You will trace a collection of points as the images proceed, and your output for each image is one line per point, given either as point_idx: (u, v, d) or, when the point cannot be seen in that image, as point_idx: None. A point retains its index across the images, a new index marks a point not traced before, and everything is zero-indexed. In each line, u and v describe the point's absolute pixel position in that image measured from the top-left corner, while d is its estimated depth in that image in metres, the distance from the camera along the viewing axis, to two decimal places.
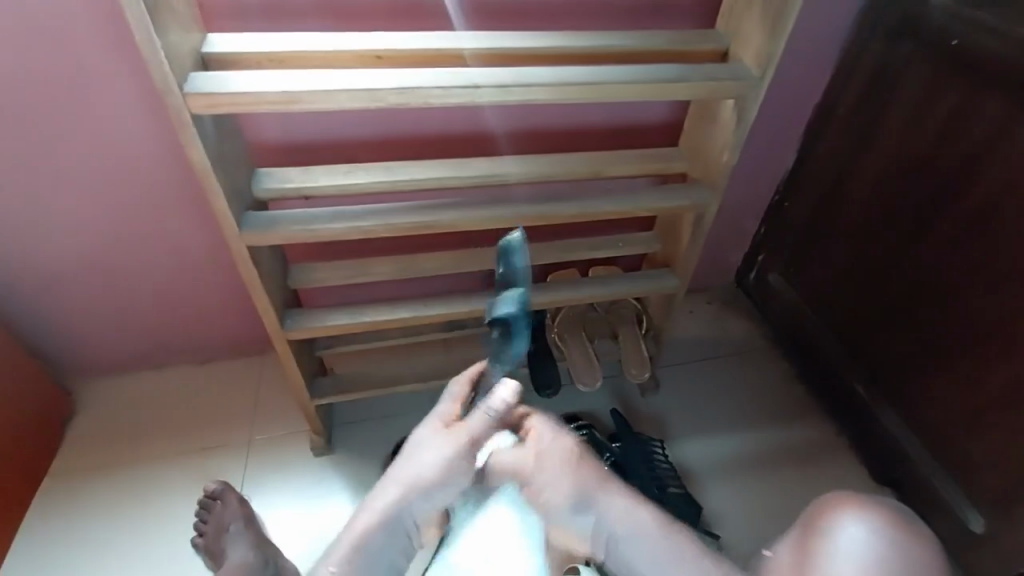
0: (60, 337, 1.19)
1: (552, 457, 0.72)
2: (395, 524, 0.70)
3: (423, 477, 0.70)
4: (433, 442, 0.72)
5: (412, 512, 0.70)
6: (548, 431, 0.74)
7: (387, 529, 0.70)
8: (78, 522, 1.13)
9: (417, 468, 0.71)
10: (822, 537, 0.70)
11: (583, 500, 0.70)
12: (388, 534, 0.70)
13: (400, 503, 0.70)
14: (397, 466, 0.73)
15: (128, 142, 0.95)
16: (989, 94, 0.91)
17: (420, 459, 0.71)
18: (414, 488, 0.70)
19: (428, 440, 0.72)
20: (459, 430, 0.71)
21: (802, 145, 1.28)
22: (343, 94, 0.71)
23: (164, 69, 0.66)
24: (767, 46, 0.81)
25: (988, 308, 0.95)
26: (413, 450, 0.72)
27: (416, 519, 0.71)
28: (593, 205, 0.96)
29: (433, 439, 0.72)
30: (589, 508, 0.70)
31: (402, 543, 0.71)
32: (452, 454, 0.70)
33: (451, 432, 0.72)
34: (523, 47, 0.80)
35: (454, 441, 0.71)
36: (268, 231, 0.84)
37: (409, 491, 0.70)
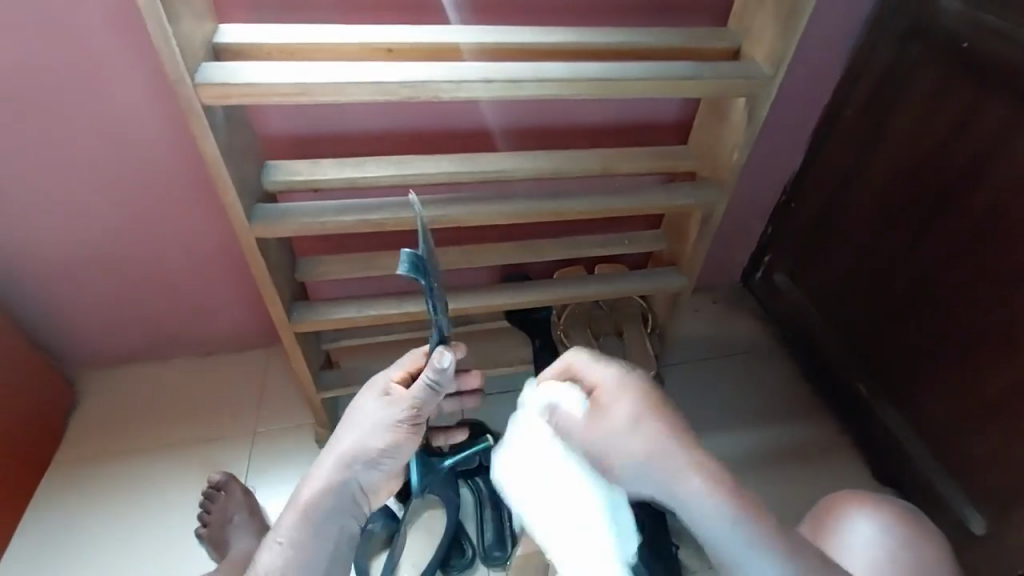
0: (67, 326, 1.19)
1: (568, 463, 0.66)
2: (341, 493, 0.68)
3: (367, 442, 0.70)
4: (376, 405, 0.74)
5: (359, 475, 0.70)
6: (579, 424, 0.64)
7: (334, 498, 0.67)
8: (82, 508, 1.13)
9: (361, 436, 0.71)
10: (832, 534, 0.72)
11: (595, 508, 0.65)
12: (335, 504, 0.67)
13: (345, 471, 0.69)
14: (339, 434, 0.71)
15: (137, 133, 0.95)
16: (996, 96, 0.91)
17: (362, 426, 0.71)
18: (360, 455, 0.70)
19: (369, 408, 0.73)
20: (403, 395, 0.73)
21: (810, 145, 1.27)
22: (355, 87, 0.71)
23: (176, 59, 0.66)
24: (780, 44, 0.81)
25: (990, 309, 0.95)
26: (355, 419, 0.72)
27: (361, 486, 0.70)
28: (601, 202, 0.96)
29: (376, 406, 0.73)
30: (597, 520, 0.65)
31: (350, 513, 0.69)
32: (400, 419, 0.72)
33: (396, 397, 0.73)
34: (535, 43, 0.80)
35: (400, 406, 0.72)
36: (278, 224, 0.84)
37: (355, 458, 0.69)
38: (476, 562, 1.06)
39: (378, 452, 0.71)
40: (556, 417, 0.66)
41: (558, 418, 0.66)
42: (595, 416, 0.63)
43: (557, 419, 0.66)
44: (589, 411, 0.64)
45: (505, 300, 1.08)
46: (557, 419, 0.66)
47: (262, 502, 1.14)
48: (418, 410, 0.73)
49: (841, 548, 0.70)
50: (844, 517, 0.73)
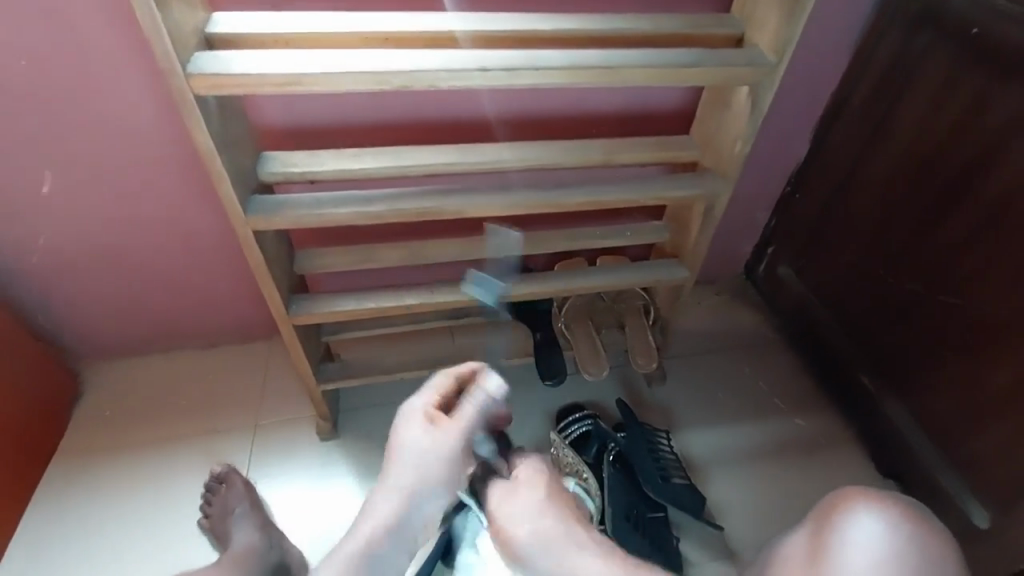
0: (68, 319, 1.19)
1: (523, 507, 0.74)
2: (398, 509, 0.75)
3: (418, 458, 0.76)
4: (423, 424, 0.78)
5: (413, 489, 0.76)
6: (535, 484, 0.78)
7: (391, 517, 0.75)
8: (86, 500, 1.14)
9: (421, 458, 0.76)
10: (839, 529, 0.71)
11: (547, 534, 0.72)
12: (392, 521, 0.75)
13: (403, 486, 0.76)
14: (396, 454, 0.78)
15: (134, 126, 0.95)
16: (1009, 83, 0.89)
17: (418, 445, 0.77)
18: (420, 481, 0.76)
19: (418, 431, 0.78)
20: (451, 426, 0.77)
21: (816, 133, 1.25)
22: (349, 76, 0.69)
23: (167, 48, 0.65)
24: (784, 30, 0.79)
25: (999, 302, 0.94)
26: (408, 438, 0.78)
27: (416, 496, 0.76)
28: (601, 193, 0.94)
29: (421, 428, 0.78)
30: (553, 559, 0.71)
31: (407, 527, 0.76)
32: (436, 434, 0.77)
33: (444, 429, 0.77)
34: (533, 30, 0.78)
35: (449, 442, 0.76)
36: (273, 216, 0.83)
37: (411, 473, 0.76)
38: None
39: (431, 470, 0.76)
40: (525, 479, 0.78)
41: (521, 478, 0.78)
42: (537, 483, 0.78)
43: (516, 479, 0.79)
44: (534, 477, 0.79)
45: (505, 293, 1.07)
46: (517, 478, 0.78)
47: (264, 494, 1.14)
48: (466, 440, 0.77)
49: (845, 557, 0.68)
50: (836, 519, 0.72)
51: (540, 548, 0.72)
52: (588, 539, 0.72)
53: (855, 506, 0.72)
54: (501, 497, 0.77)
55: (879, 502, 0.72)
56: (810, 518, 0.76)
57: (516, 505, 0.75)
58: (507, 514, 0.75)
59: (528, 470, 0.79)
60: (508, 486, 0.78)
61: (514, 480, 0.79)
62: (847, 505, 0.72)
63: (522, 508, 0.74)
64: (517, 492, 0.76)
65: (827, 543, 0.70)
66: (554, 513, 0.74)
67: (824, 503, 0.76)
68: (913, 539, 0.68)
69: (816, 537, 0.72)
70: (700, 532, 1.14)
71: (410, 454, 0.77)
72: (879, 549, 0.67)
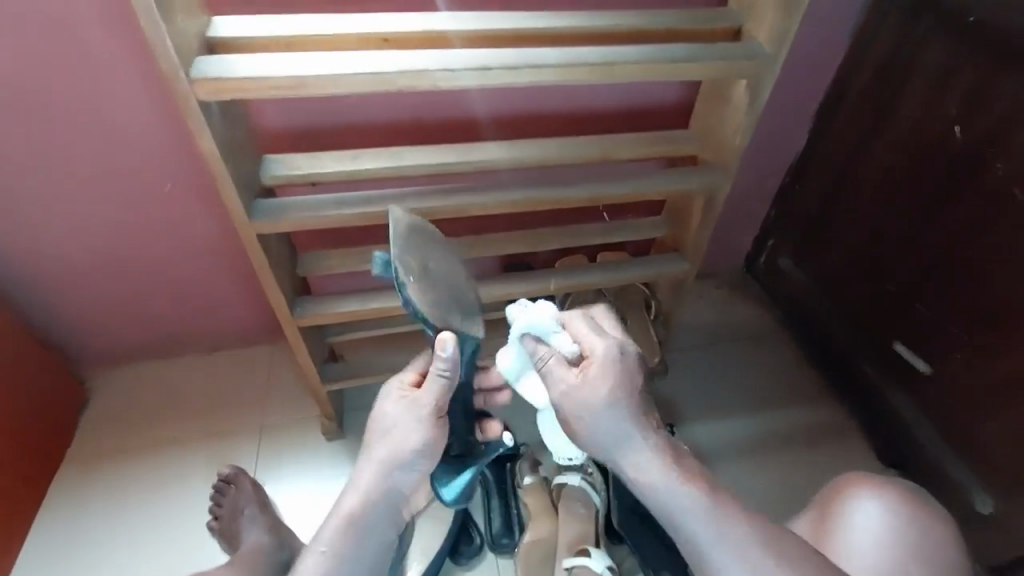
0: (72, 326, 1.20)
1: (596, 398, 0.63)
2: (376, 503, 0.68)
3: (399, 447, 0.69)
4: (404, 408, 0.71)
5: (391, 480, 0.69)
6: (612, 364, 0.65)
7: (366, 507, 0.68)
8: (95, 506, 1.14)
9: (394, 439, 0.70)
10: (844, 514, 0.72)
11: (619, 419, 0.63)
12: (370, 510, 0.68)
13: (380, 480, 0.69)
14: (373, 446, 0.70)
15: (135, 132, 0.95)
16: (1008, 72, 0.89)
17: (397, 433, 0.70)
18: (399, 469, 0.69)
19: (397, 416, 0.71)
20: (425, 405, 0.71)
21: (814, 125, 1.26)
22: (352, 78, 0.70)
23: (170, 54, 0.65)
24: (782, 22, 0.79)
25: (999, 290, 0.94)
26: (387, 426, 0.71)
27: (394, 487, 0.69)
28: (603, 189, 0.95)
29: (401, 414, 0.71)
30: (619, 442, 0.63)
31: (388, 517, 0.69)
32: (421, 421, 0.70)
33: (417, 410, 0.70)
34: (532, 28, 0.78)
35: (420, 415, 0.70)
36: (277, 219, 0.83)
37: (390, 463, 0.69)
38: (484, 549, 1.07)
39: (411, 459, 0.69)
40: (599, 356, 0.65)
41: (599, 354, 0.65)
42: (615, 363, 0.65)
43: (592, 356, 0.66)
44: (614, 359, 0.65)
45: (508, 290, 1.08)
46: (594, 356, 0.65)
47: (272, 496, 1.15)
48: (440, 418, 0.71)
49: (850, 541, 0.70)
50: (843, 503, 0.73)
51: (609, 426, 0.63)
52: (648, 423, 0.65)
53: (858, 491, 0.73)
54: (566, 381, 0.65)
55: (882, 486, 0.73)
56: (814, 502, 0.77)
57: (586, 392, 0.63)
58: (576, 398, 0.64)
59: (607, 348, 0.65)
60: (573, 369, 0.66)
61: (588, 368, 0.65)
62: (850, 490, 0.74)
63: (593, 402, 0.63)
64: (593, 337, 0.67)
65: (832, 528, 0.72)
66: (628, 403, 0.64)
67: (828, 487, 0.77)
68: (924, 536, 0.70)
69: (820, 518, 0.74)
70: None
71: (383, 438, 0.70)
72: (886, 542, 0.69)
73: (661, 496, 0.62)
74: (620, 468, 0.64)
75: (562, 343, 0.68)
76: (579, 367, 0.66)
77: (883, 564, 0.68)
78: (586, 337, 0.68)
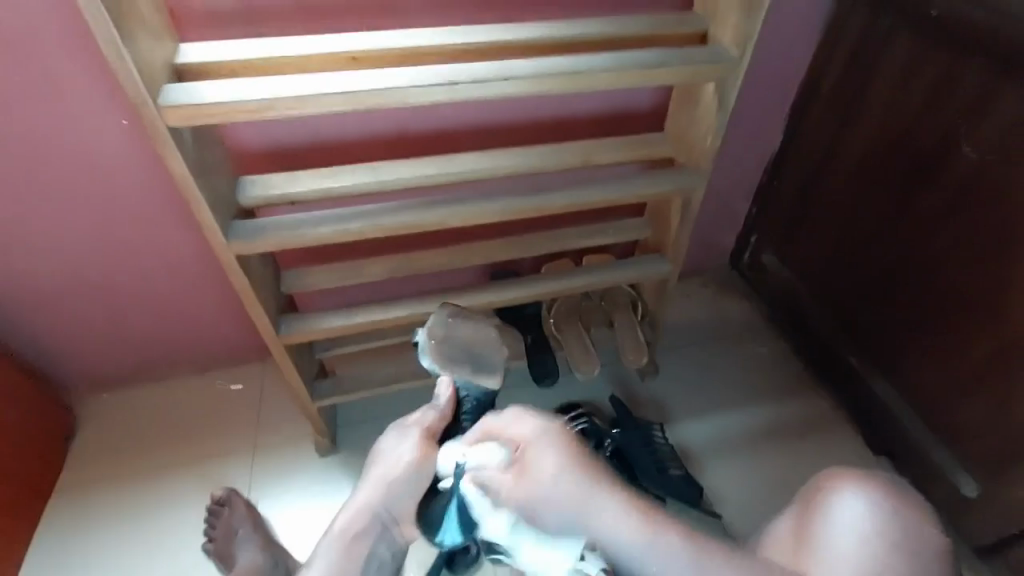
0: (58, 354, 1.20)
1: (540, 489, 0.70)
2: (372, 520, 0.79)
3: (390, 472, 0.80)
4: (404, 438, 0.83)
5: (384, 502, 0.79)
6: (537, 445, 0.73)
7: (363, 525, 0.78)
8: (87, 534, 1.14)
9: (390, 464, 0.81)
10: (830, 508, 0.74)
11: (572, 502, 0.69)
12: (365, 528, 0.78)
13: (375, 501, 0.79)
14: (372, 468, 0.82)
15: (111, 160, 0.95)
16: (972, 62, 0.90)
17: (392, 459, 0.81)
18: (389, 491, 0.80)
19: (396, 446, 0.82)
20: (420, 436, 0.82)
21: (789, 120, 1.27)
22: (319, 99, 0.70)
23: (136, 82, 0.66)
24: (745, 25, 0.80)
25: (974, 276, 0.95)
26: (384, 454, 0.83)
27: (390, 508, 0.80)
28: (578, 194, 0.95)
29: (398, 443, 0.83)
30: (581, 520, 0.69)
31: (381, 537, 0.79)
32: (414, 448, 0.81)
33: (412, 439, 0.82)
34: (500, 39, 0.79)
35: (411, 440, 0.82)
36: (254, 240, 0.84)
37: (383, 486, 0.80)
38: (481, 557, 1.07)
39: (399, 483, 0.80)
40: (525, 448, 0.74)
41: (525, 443, 0.74)
42: (544, 443, 0.73)
43: (520, 450, 0.74)
44: (540, 442, 0.73)
45: (494, 299, 1.08)
46: (524, 447, 0.74)
47: (267, 514, 1.15)
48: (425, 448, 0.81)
49: (837, 535, 0.72)
50: (838, 498, 0.74)
51: (561, 509, 0.69)
52: (601, 473, 0.72)
53: (850, 487, 0.75)
54: (506, 485, 0.72)
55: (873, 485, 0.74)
56: (810, 490, 0.79)
57: (528, 484, 0.71)
58: (525, 497, 0.71)
59: (528, 432, 0.74)
60: (511, 471, 0.73)
61: (524, 462, 0.73)
62: (839, 487, 0.76)
63: (540, 495, 0.70)
64: (515, 430, 0.75)
65: (822, 520, 0.74)
66: (572, 471, 0.71)
67: (827, 477, 0.78)
68: (910, 534, 0.70)
69: (814, 507, 0.76)
70: (698, 521, 1.14)
71: (378, 461, 0.82)
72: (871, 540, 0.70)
73: (631, 553, 0.67)
74: (591, 537, 0.68)
75: (498, 455, 0.74)
76: (515, 460, 0.73)
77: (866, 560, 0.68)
78: (507, 439, 0.75)
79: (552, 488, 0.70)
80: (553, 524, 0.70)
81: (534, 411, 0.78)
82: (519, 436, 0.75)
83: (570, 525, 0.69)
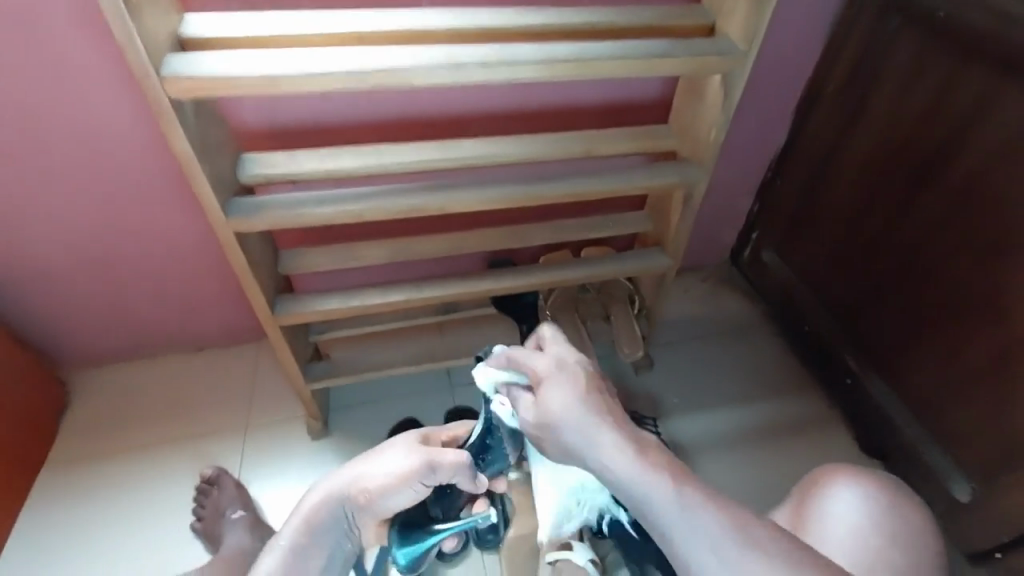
0: (52, 329, 1.19)
1: (548, 416, 0.63)
2: (334, 519, 0.72)
3: (369, 487, 0.70)
4: (391, 459, 0.71)
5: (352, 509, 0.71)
6: (553, 382, 0.64)
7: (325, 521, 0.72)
8: (75, 510, 1.14)
9: (372, 477, 0.71)
10: (830, 499, 0.75)
11: (580, 430, 0.61)
12: (326, 525, 0.71)
13: (344, 501, 0.71)
14: (351, 467, 0.73)
15: (111, 132, 0.95)
16: (980, 63, 0.90)
17: (375, 470, 0.71)
18: (363, 503, 0.71)
19: (386, 460, 0.71)
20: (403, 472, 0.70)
21: (794, 119, 1.27)
22: (324, 76, 0.70)
23: (138, 53, 0.65)
24: (753, 19, 0.80)
25: (972, 280, 0.96)
26: (373, 458, 0.72)
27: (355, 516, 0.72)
28: (580, 185, 0.95)
29: (389, 458, 0.71)
30: (584, 444, 0.61)
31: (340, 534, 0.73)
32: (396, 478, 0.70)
33: (397, 469, 0.70)
34: (508, 24, 0.78)
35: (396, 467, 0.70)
36: (253, 217, 0.83)
37: (357, 492, 0.71)
38: (469, 544, 1.07)
39: (374, 500, 0.71)
40: (541, 380, 0.65)
41: (540, 377, 0.65)
42: (556, 382, 0.64)
43: (538, 383, 0.65)
44: (558, 378, 0.64)
45: (492, 287, 1.08)
46: (539, 379, 0.65)
47: (257, 495, 1.15)
48: (407, 483, 0.70)
49: (838, 525, 0.72)
50: (838, 488, 0.75)
51: (570, 433, 0.61)
52: (612, 413, 0.63)
53: (848, 478, 0.75)
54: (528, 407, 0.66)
55: (873, 481, 0.75)
56: (806, 482, 0.79)
57: (541, 413, 0.63)
58: (538, 416, 0.64)
59: (545, 366, 0.65)
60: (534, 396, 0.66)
61: (541, 390, 0.64)
62: (837, 478, 0.76)
63: (550, 417, 0.62)
64: (534, 361, 0.67)
65: (822, 510, 0.74)
66: (581, 407, 0.62)
67: (824, 468, 0.79)
68: (905, 530, 0.71)
69: (811, 498, 0.76)
70: None
71: (362, 464, 0.72)
72: (865, 532, 0.71)
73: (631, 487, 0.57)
74: (594, 468, 0.61)
75: (516, 378, 0.68)
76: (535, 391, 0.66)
77: (868, 551, 0.69)
78: (529, 366, 0.67)
79: (563, 417, 0.62)
80: (563, 442, 0.63)
81: (566, 345, 0.69)
82: (538, 366, 0.66)
83: (570, 446, 0.62)
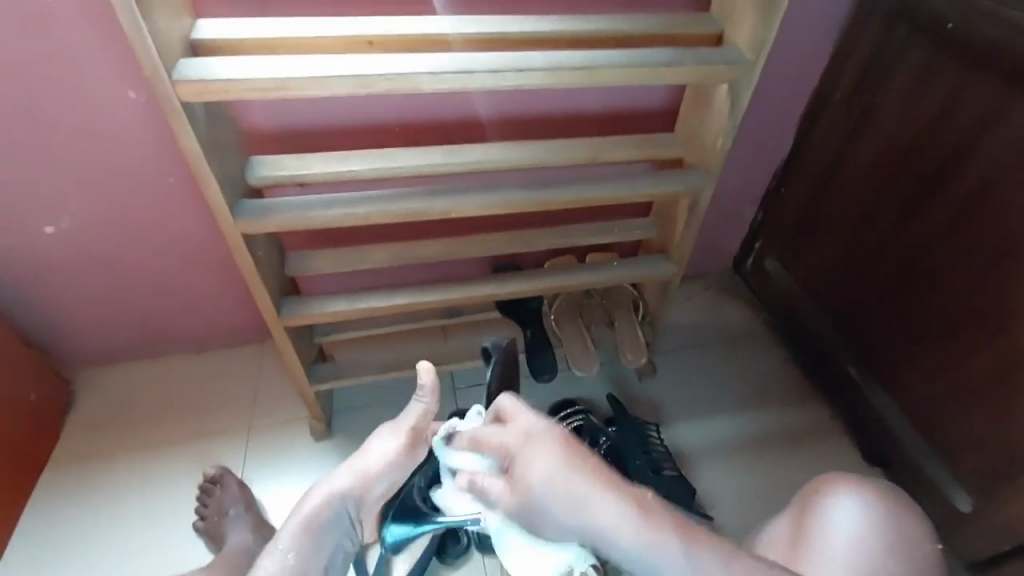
0: (59, 326, 1.20)
1: (529, 497, 0.54)
2: (338, 512, 0.74)
3: (371, 465, 0.79)
4: (386, 437, 0.82)
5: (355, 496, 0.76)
6: (526, 453, 0.56)
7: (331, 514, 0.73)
8: (78, 507, 1.14)
9: (372, 457, 0.79)
10: (830, 508, 0.75)
11: (566, 500, 0.53)
12: (332, 518, 0.73)
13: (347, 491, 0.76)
14: (348, 462, 0.80)
15: (122, 134, 0.96)
16: (985, 75, 0.90)
17: (372, 453, 0.80)
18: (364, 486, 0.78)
19: (380, 445, 0.81)
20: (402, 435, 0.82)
21: (799, 128, 1.27)
22: (333, 80, 0.70)
23: (151, 55, 0.66)
24: (760, 28, 0.80)
25: (976, 291, 0.96)
26: (365, 451, 0.80)
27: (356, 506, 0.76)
28: (586, 191, 0.95)
29: (381, 441, 0.81)
30: (575, 516, 0.53)
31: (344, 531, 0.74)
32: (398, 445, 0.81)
33: (394, 439, 0.81)
34: (516, 31, 0.79)
35: (395, 438, 0.81)
36: (261, 219, 0.84)
37: (359, 476, 0.78)
38: (471, 548, 1.07)
39: (374, 481, 0.78)
40: (514, 456, 0.57)
41: (512, 452, 0.57)
42: (531, 451, 0.56)
43: (509, 461, 0.57)
44: (531, 446, 0.56)
45: (496, 292, 1.08)
46: (510, 457, 0.57)
47: (259, 495, 1.15)
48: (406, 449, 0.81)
49: (838, 533, 0.72)
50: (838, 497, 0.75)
51: (557, 508, 0.54)
52: (603, 473, 0.55)
53: (849, 488, 0.76)
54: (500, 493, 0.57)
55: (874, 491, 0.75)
56: (806, 492, 0.79)
57: (519, 493, 0.55)
58: (516, 500, 0.56)
59: (516, 437, 0.57)
60: (506, 480, 0.57)
61: (511, 468, 0.57)
62: (837, 487, 0.76)
63: (529, 496, 0.54)
64: (501, 435, 0.59)
65: (823, 519, 0.74)
66: (564, 478, 0.53)
67: (825, 478, 0.79)
68: (907, 538, 0.71)
69: (812, 508, 0.76)
70: None
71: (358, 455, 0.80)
72: (864, 541, 0.71)
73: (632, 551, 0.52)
74: (592, 539, 0.54)
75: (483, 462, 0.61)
76: (505, 472, 0.58)
77: (869, 558, 0.69)
78: (494, 446, 0.59)
79: (549, 498, 0.53)
80: (551, 521, 0.54)
81: (524, 404, 0.61)
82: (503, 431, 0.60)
83: (564, 524, 0.54)
